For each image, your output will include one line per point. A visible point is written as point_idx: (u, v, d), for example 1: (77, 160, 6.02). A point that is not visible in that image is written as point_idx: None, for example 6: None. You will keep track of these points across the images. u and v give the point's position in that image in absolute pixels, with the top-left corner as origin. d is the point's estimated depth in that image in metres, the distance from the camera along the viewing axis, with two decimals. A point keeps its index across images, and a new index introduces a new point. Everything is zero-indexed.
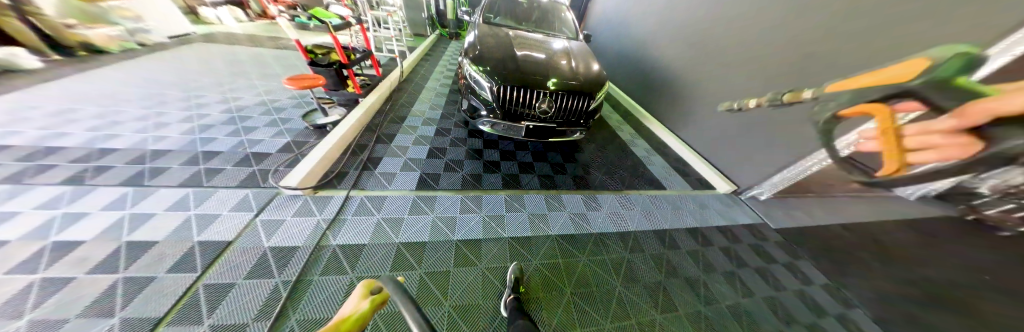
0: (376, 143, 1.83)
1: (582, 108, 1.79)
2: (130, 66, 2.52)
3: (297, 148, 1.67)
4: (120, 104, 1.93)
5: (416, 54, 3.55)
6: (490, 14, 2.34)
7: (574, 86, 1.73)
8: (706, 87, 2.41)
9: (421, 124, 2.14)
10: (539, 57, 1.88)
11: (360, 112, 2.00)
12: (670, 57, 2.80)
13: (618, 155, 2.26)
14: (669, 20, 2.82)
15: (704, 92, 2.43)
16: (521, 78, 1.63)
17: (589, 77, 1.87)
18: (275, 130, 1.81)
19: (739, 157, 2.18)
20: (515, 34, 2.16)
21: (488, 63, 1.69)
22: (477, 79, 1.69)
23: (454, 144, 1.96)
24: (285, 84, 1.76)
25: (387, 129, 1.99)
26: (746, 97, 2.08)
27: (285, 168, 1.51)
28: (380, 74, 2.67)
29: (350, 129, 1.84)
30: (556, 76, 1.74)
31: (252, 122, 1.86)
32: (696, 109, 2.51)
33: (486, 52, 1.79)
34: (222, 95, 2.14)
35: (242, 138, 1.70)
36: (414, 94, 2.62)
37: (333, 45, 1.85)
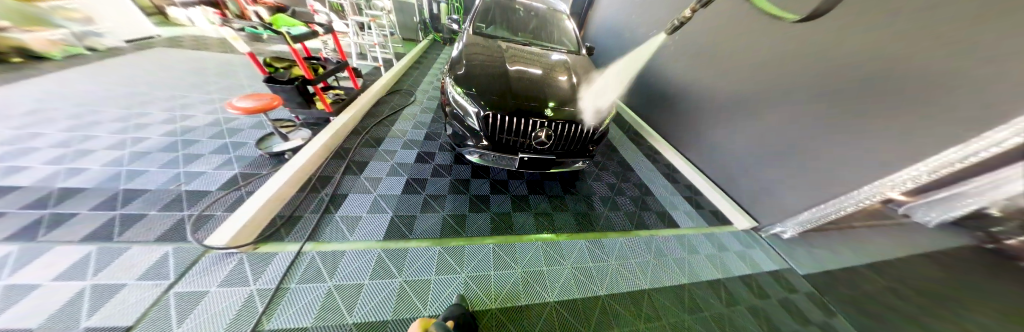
0: (343, 174, 1.55)
1: (587, 136, 1.51)
2: (67, 74, 2.18)
3: (243, 183, 1.39)
4: (40, 124, 1.62)
5: (405, 62, 3.27)
6: (482, 23, 2.08)
7: (575, 112, 1.46)
8: (722, 105, 2.14)
9: (401, 147, 1.87)
10: (536, 75, 1.63)
11: (326, 136, 1.72)
12: (668, 66, 2.65)
13: (624, 184, 2.02)
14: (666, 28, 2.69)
15: (720, 111, 2.16)
16: (514, 103, 1.36)
17: (593, 99, 1.61)
18: (222, 158, 1.54)
19: (759, 187, 1.94)
20: (509, 47, 1.91)
21: (475, 84, 1.42)
22: (462, 104, 1.43)
23: (437, 173, 1.69)
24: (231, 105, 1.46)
25: (359, 156, 1.71)
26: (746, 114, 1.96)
27: (222, 213, 1.25)
28: (360, 87, 2.39)
29: (312, 158, 1.56)
30: (555, 100, 1.47)
31: (196, 148, 1.58)
32: (710, 130, 2.27)
33: (473, 70, 1.53)
34: (171, 112, 1.85)
35: (179, 170, 1.42)
36: (397, 109, 2.34)
37: (294, 58, 1.56)
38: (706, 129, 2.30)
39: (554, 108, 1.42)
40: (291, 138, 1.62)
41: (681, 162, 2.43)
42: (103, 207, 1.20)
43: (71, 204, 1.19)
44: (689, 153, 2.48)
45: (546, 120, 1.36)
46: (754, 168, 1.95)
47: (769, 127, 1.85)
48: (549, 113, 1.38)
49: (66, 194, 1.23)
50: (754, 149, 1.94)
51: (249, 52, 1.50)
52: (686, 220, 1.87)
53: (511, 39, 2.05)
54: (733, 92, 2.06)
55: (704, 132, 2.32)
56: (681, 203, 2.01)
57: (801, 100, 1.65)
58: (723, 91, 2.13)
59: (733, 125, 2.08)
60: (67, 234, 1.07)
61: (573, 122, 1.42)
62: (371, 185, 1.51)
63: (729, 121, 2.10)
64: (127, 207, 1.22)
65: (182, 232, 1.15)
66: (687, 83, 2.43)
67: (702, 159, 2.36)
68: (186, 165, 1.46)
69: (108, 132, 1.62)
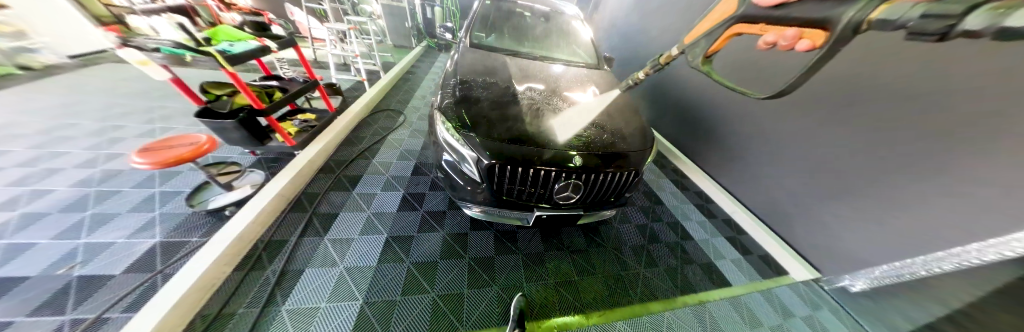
0: (301, 236, 1.19)
1: (625, 184, 1.11)
2: None
3: (160, 263, 1.04)
4: None
5: (395, 73, 2.89)
6: (481, 33, 1.71)
7: (610, 152, 1.02)
8: (762, 123, 1.75)
9: (381, 188, 1.50)
10: (547, 97, 1.26)
11: (282, 181, 1.34)
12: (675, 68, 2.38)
13: (656, 225, 1.66)
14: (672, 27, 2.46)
15: (761, 130, 1.77)
16: (525, 145, 0.95)
17: (628, 125, 1.21)
18: (144, 219, 1.19)
19: (813, 228, 1.55)
20: (516, 63, 1.54)
21: (474, 114, 1.03)
22: (455, 147, 1.00)
23: (427, 226, 1.32)
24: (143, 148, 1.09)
25: (325, 206, 1.34)
26: (777, 122, 1.66)
27: (120, 315, 0.89)
28: (336, 107, 2.02)
29: (261, 217, 1.19)
30: (583, 136, 1.04)
31: (109, 205, 1.22)
32: (745, 152, 1.89)
33: (470, 97, 1.12)
34: (94, 150, 1.48)
35: (81, 244, 1.08)
36: (380, 133, 1.97)
37: (234, 86, 1.18)
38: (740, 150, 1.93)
39: (583, 150, 0.99)
40: (235, 185, 1.28)
41: (716, 189, 2.06)
42: None
43: None
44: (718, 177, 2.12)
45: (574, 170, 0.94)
46: (803, 202, 1.58)
47: (826, 154, 1.46)
48: (576, 158, 0.96)
49: None
50: (803, 179, 1.57)
51: (173, 78, 1.14)
52: (734, 273, 1.50)
53: (516, 51, 1.67)
54: (775, 104, 1.67)
55: (737, 154, 1.94)
56: (725, 247, 1.65)
57: (803, 106, 1.53)
58: (760, 106, 1.76)
59: (779, 149, 1.68)
60: None
61: (610, 170, 1.00)
62: (338, 255, 1.14)
63: (773, 142, 1.71)
64: None
65: None
66: (712, 94, 2.06)
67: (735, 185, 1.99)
68: (90, 233, 1.11)
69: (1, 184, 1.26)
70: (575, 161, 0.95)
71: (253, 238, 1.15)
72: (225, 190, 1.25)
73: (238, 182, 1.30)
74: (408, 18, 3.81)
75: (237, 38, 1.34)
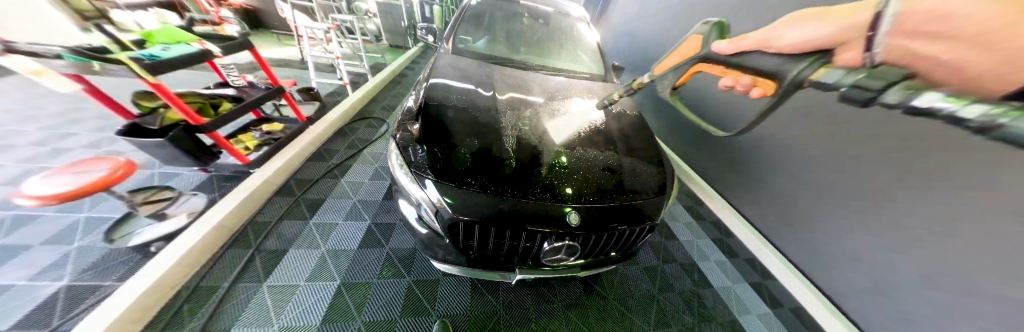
0: (235, 282, 0.99)
1: (633, 240, 0.85)
2: None
3: (56, 318, 0.84)
4: None
5: (384, 75, 2.68)
6: (468, 35, 1.46)
7: (615, 200, 0.77)
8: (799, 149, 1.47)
9: (344, 217, 1.29)
10: (539, 117, 1.00)
11: (226, 209, 1.15)
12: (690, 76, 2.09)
13: (668, 269, 1.41)
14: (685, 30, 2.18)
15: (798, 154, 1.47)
16: (499, 195, 0.70)
17: (643, 157, 0.95)
18: (58, 254, 0.99)
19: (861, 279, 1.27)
20: (505, 73, 1.28)
21: (438, 143, 0.78)
22: (411, 188, 0.76)
23: (391, 270, 1.11)
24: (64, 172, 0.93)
25: (275, 240, 1.15)
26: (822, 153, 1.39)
27: None
28: (309, 116, 1.82)
29: (192, 254, 1.00)
30: (579, 178, 0.79)
31: (22, 236, 1.03)
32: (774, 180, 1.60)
33: (434, 119, 0.86)
34: (24, 163, 1.28)
35: None
36: (356, 146, 1.77)
37: (161, 97, 0.97)
38: (768, 174, 1.62)
39: (581, 198, 0.74)
40: (168, 214, 1.09)
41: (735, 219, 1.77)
42: None
43: None
44: (737, 204, 1.83)
45: (567, 229, 0.69)
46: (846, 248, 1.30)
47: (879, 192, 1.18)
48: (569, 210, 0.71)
49: None
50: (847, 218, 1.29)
51: (82, 88, 0.93)
52: None
53: (507, 59, 1.43)
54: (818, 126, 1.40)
55: (764, 181, 1.65)
56: (750, 298, 1.38)
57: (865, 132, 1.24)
58: (798, 127, 1.47)
59: (819, 178, 1.39)
60: None
61: (615, 225, 0.74)
62: (275, 309, 0.94)
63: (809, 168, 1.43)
64: None
65: None
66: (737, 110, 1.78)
67: (756, 215, 1.71)
68: None
69: None
70: (567, 216, 0.70)
71: (177, 284, 0.95)
72: (156, 220, 1.07)
73: (172, 210, 1.11)
74: (404, 16, 3.60)
75: (176, 39, 1.13)
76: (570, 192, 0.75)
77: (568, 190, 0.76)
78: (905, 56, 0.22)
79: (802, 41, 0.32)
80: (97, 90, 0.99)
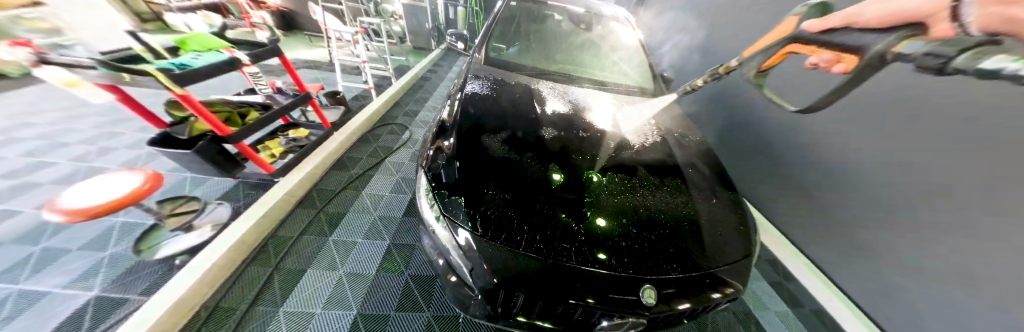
0: (249, 306, 0.94)
1: (706, 309, 0.67)
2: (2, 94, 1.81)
3: (84, 330, 0.82)
4: None
5: (407, 79, 2.64)
6: (501, 43, 1.33)
7: (681, 258, 0.60)
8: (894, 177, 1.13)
9: (363, 234, 1.23)
10: (586, 141, 0.84)
11: (246, 224, 1.10)
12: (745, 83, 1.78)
13: (719, 317, 1.20)
14: (740, 36, 1.90)
15: (899, 182, 1.11)
16: (546, 251, 0.55)
17: (713, 197, 0.77)
18: (92, 261, 1.00)
19: None
20: (543, 85, 1.12)
21: (469, 174, 0.64)
22: (435, 229, 0.63)
23: (408, 300, 1.01)
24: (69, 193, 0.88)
25: (293, 258, 1.10)
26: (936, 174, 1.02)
27: None
28: (334, 122, 1.80)
29: (213, 271, 0.97)
30: (636, 226, 0.63)
31: (65, 239, 1.05)
32: (851, 218, 1.27)
33: (471, 142, 0.72)
34: (73, 162, 1.34)
35: (16, 289, 0.89)
36: (378, 155, 1.71)
37: (189, 108, 0.94)
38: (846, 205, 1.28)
39: (613, 237, 0.60)
40: (195, 226, 1.07)
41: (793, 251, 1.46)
42: None
43: None
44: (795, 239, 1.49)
45: (613, 294, 0.53)
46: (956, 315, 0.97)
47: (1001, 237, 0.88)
48: (604, 257, 0.56)
49: None
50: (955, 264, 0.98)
51: (115, 99, 0.92)
52: None
53: (544, 70, 1.27)
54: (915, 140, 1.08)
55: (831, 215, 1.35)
56: None
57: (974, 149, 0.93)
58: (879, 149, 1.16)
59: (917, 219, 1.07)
60: None
61: (681, 296, 0.57)
62: None
63: None
64: None
65: None
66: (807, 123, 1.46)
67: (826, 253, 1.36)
68: (30, 276, 0.93)
69: None
70: (611, 275, 0.55)
71: (197, 305, 0.92)
72: (183, 231, 1.05)
73: (198, 221, 1.09)
74: (428, 18, 3.57)
75: (209, 47, 1.11)
76: (603, 225, 0.61)
77: (601, 223, 0.62)
78: (1003, 19, 0.24)
79: (894, 14, 0.33)
80: (128, 98, 0.97)
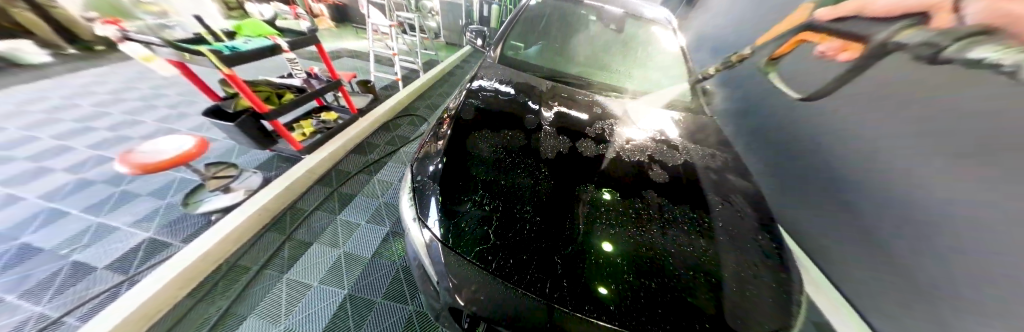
0: (261, 268, 1.04)
1: None
2: (129, 64, 2.32)
3: (136, 264, 0.99)
4: (48, 117, 1.60)
5: (434, 73, 2.73)
6: (520, 42, 1.29)
7: (695, 315, 0.46)
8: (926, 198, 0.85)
9: (368, 218, 1.29)
10: (592, 154, 0.76)
11: (270, 194, 1.22)
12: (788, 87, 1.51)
13: None
14: None
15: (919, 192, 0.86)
16: (520, 273, 0.48)
17: (745, 239, 0.62)
18: (152, 206, 1.19)
19: None
20: (557, 89, 1.05)
21: (455, 176, 0.61)
22: (412, 229, 0.61)
23: (395, 290, 1.03)
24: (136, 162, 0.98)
25: (305, 231, 1.19)
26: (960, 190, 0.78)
27: (69, 323, 0.82)
28: (360, 108, 1.92)
29: (236, 233, 1.08)
30: (636, 262, 0.51)
31: (138, 184, 1.28)
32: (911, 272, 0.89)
33: (460, 142, 0.69)
34: (160, 122, 1.64)
35: (98, 220, 1.11)
36: (395, 144, 1.79)
37: (233, 87, 1.06)
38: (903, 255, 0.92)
39: (606, 275, 0.49)
40: (232, 188, 1.22)
41: (836, 303, 1.07)
42: None
43: None
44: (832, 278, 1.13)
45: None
46: None
47: None
48: (607, 293, 0.47)
49: None
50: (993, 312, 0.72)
51: (182, 75, 1.09)
52: None
53: (564, 73, 1.18)
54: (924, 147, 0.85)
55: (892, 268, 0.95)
56: None
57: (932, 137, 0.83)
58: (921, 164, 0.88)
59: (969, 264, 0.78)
60: None
61: None
62: (287, 306, 0.94)
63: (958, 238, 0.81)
64: None
65: None
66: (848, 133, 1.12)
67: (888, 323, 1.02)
68: (109, 211, 1.15)
69: (84, 144, 1.43)
70: (600, 319, 0.44)
71: (220, 259, 1.04)
72: (221, 192, 1.20)
73: (234, 185, 1.24)
74: (464, 15, 3.68)
75: (259, 33, 1.24)
76: (609, 250, 0.53)
77: (607, 248, 0.54)
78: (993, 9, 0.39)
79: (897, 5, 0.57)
80: (191, 73, 1.13)
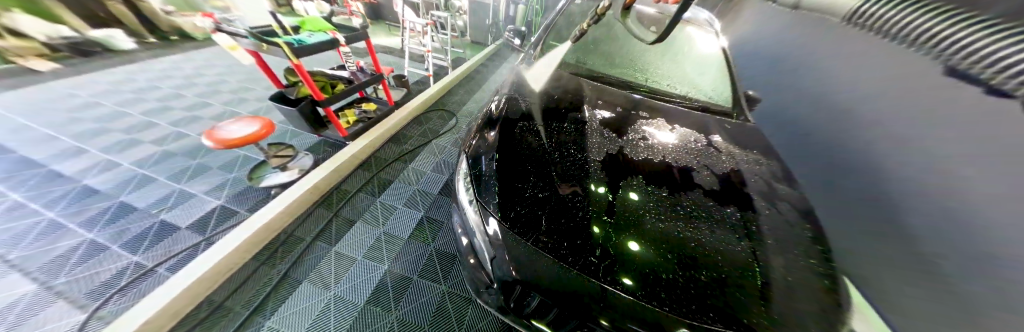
0: (313, 240, 1.15)
1: None
2: (197, 53, 2.60)
3: (212, 226, 1.13)
4: (138, 96, 1.85)
5: (462, 70, 2.82)
6: (558, 42, 1.33)
7: (737, 312, 0.47)
8: None
9: (404, 203, 1.38)
10: (635, 151, 0.78)
11: (321, 174, 1.35)
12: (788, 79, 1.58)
13: None
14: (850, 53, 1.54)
15: None
16: (566, 256, 0.52)
17: (796, 242, 0.62)
18: (222, 178, 1.35)
19: None
20: (596, 89, 1.08)
21: (508, 165, 0.67)
22: (467, 209, 0.68)
23: (429, 269, 1.11)
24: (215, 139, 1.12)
25: (350, 209, 1.30)
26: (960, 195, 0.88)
27: (160, 273, 0.96)
28: (397, 100, 2.04)
29: (291, 208, 1.20)
30: (675, 256, 0.53)
31: (210, 158, 1.45)
32: None
33: (510, 136, 0.75)
34: (225, 105, 1.84)
35: (180, 187, 1.28)
36: (427, 136, 1.88)
37: (299, 76, 1.19)
38: None
39: (656, 268, 0.51)
40: (289, 167, 1.36)
41: None
42: (90, 225, 1.08)
43: (73, 212, 1.13)
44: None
45: (640, 328, 0.45)
46: None
47: None
48: (630, 284, 0.49)
49: (80, 194, 1.20)
50: None
51: (258, 64, 1.23)
52: None
53: (603, 73, 1.21)
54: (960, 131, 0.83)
55: None
56: None
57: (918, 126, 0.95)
58: None
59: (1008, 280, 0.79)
60: (24, 264, 0.95)
61: None
62: (336, 275, 1.04)
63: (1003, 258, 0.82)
64: (101, 231, 1.07)
65: (94, 300, 0.87)
66: None
67: None
68: (188, 180, 1.32)
69: (166, 122, 1.64)
70: (638, 306, 0.47)
71: (279, 228, 1.16)
72: (280, 170, 1.34)
73: (291, 164, 1.38)
74: (491, 15, 3.77)
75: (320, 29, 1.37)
76: (635, 250, 0.53)
77: (633, 247, 0.54)
78: None
79: None
80: (263, 62, 1.27)
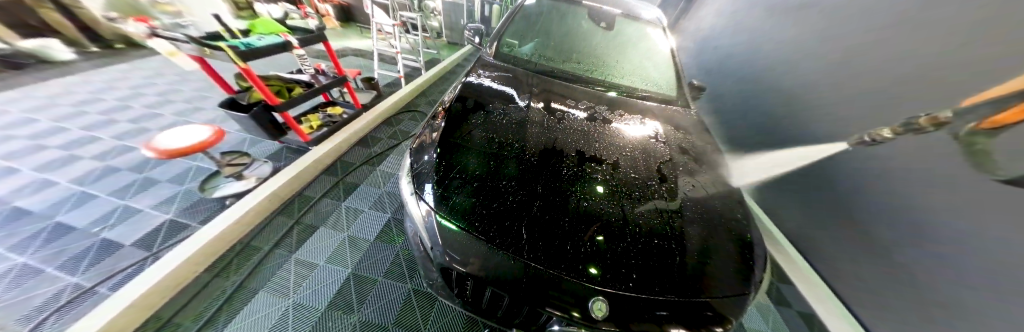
0: (272, 247, 1.12)
1: None
2: (144, 61, 2.43)
3: (160, 241, 1.08)
4: (74, 109, 1.70)
5: (435, 71, 2.81)
6: (516, 39, 1.35)
7: (664, 275, 0.53)
8: None
9: (372, 204, 1.37)
10: (576, 139, 0.83)
11: (278, 182, 1.31)
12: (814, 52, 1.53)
13: None
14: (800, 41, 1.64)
15: None
16: (505, 241, 0.54)
17: (713, 213, 0.70)
18: (172, 191, 1.29)
19: None
20: (545, 84, 1.12)
21: (451, 158, 0.68)
22: (410, 205, 0.67)
23: (397, 268, 1.12)
24: (149, 150, 1.04)
25: (313, 215, 1.28)
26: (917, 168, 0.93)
27: (102, 293, 0.90)
28: (364, 103, 2.01)
29: (247, 217, 1.16)
30: (613, 233, 0.58)
31: (159, 172, 1.37)
32: None
33: (453, 132, 0.77)
34: (177, 116, 1.73)
35: (123, 203, 1.20)
36: (397, 137, 1.87)
37: (248, 79, 1.15)
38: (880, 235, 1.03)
39: (595, 245, 0.55)
40: (244, 176, 1.31)
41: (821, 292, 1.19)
42: (17, 248, 1.00)
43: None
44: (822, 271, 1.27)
45: (582, 303, 0.49)
46: None
47: None
48: (595, 273, 0.52)
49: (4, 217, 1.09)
50: None
51: (202, 69, 1.17)
52: None
53: (557, 69, 1.26)
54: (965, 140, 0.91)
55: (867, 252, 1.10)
56: None
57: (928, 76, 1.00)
58: None
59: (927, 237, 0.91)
60: None
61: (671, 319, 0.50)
62: (296, 282, 1.02)
63: None
64: (34, 253, 0.99)
65: (24, 326, 0.80)
66: None
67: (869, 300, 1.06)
68: (133, 195, 1.24)
69: (110, 135, 1.54)
70: (579, 283, 0.51)
71: (235, 239, 1.13)
72: (235, 179, 1.29)
73: (247, 173, 1.33)
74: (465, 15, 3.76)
75: (272, 31, 1.33)
76: (599, 239, 0.56)
77: (600, 239, 0.57)
78: None
79: None
80: (210, 68, 1.23)
